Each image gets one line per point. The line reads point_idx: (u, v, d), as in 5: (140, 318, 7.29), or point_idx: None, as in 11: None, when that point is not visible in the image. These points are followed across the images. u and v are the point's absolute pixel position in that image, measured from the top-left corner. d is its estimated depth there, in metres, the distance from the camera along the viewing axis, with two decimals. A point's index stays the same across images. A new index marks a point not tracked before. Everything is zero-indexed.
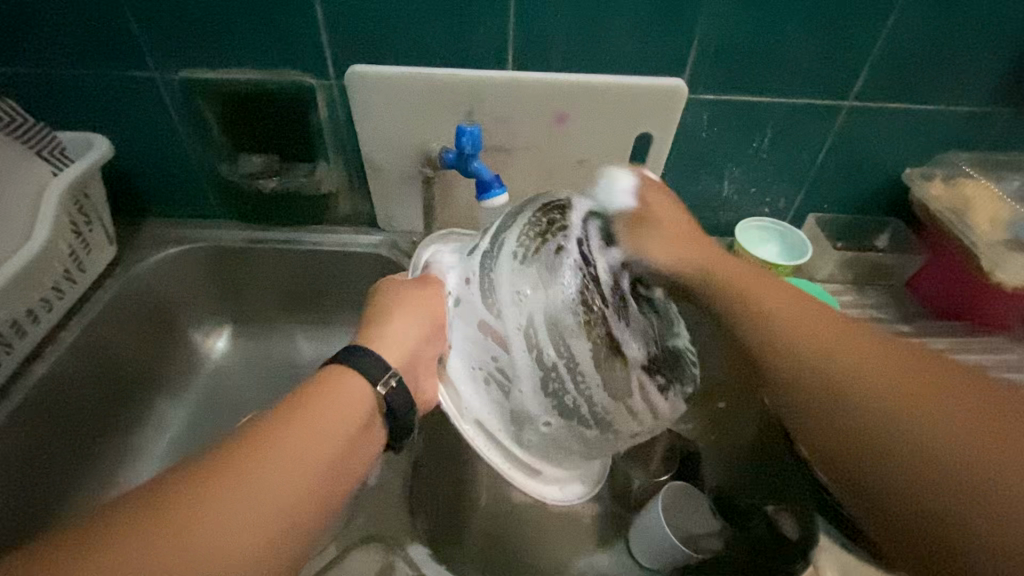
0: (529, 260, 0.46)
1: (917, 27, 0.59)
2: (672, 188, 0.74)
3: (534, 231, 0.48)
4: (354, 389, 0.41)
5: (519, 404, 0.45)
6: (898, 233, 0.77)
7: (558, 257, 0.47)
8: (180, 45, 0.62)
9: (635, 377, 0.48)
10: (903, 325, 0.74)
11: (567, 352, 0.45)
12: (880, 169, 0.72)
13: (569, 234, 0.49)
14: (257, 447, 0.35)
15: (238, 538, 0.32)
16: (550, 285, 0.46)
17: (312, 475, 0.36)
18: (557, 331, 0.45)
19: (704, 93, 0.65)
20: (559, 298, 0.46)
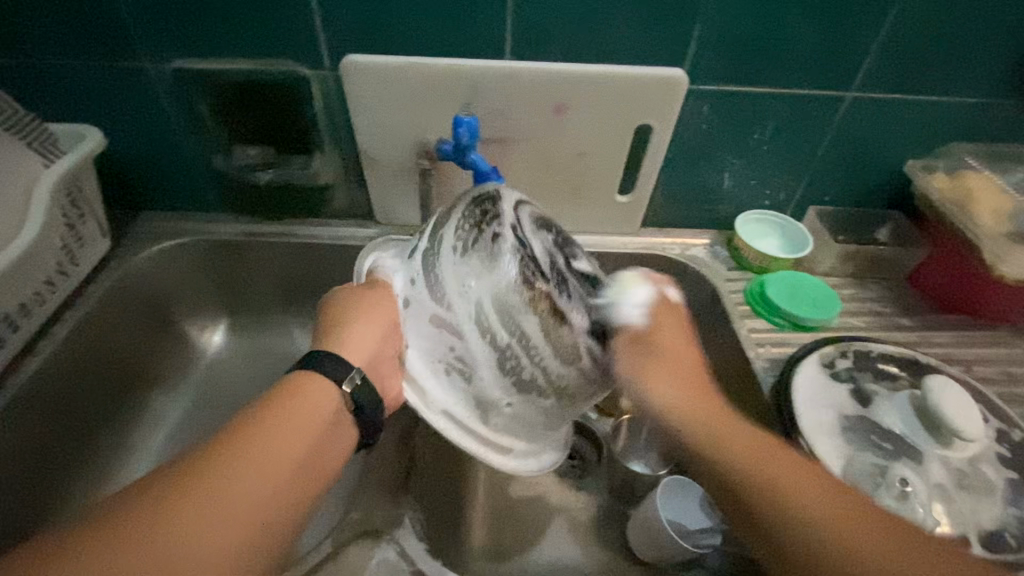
0: (467, 252, 0.46)
1: (922, 13, 0.57)
2: (670, 181, 0.73)
3: (468, 222, 0.48)
4: (322, 390, 0.42)
5: (481, 388, 0.45)
6: (900, 227, 0.74)
7: (495, 242, 0.46)
8: (174, 36, 0.62)
9: (583, 342, 0.47)
10: (904, 319, 0.70)
11: (517, 330, 0.45)
12: (879, 161, 0.70)
13: (501, 221, 0.48)
14: (240, 446, 0.37)
15: (223, 535, 0.33)
16: (490, 270, 0.45)
17: (290, 470, 0.38)
18: (506, 311, 0.45)
19: (704, 84, 0.63)
20: (500, 279, 0.45)
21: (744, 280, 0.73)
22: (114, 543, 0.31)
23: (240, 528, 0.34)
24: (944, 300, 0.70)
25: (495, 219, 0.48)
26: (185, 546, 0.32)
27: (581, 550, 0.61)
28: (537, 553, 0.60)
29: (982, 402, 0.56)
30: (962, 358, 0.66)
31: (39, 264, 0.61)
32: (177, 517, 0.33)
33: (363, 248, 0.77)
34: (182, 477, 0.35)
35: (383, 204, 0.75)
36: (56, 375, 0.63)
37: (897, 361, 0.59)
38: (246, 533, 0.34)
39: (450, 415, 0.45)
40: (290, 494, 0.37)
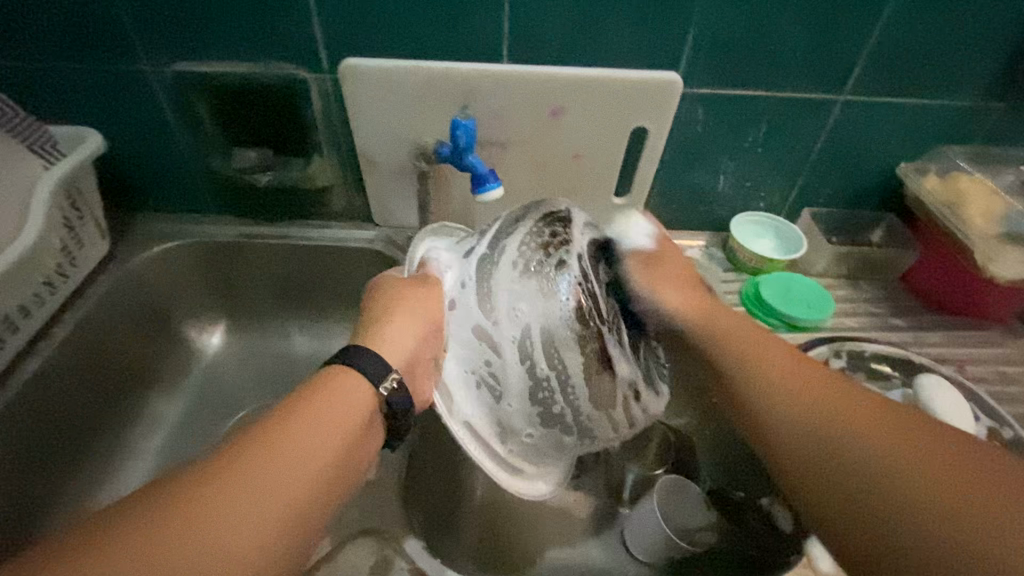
0: (529, 274, 0.46)
1: (912, 18, 0.58)
2: (666, 183, 0.73)
3: (535, 241, 0.47)
4: (355, 389, 0.42)
5: (508, 410, 0.46)
6: (893, 228, 0.75)
7: (559, 271, 0.46)
8: (174, 40, 0.62)
9: (621, 392, 0.48)
10: (898, 319, 0.70)
11: (559, 364, 0.45)
12: (872, 164, 0.71)
13: (570, 249, 0.48)
14: (274, 443, 0.36)
15: (255, 530, 0.33)
16: (549, 299, 0.45)
17: (325, 467, 0.37)
18: (551, 345, 0.45)
19: (698, 88, 0.64)
20: (558, 312, 0.45)
21: (739, 281, 0.73)
22: (148, 539, 0.30)
23: (274, 524, 0.34)
24: (936, 302, 0.71)
25: (564, 246, 0.48)
26: (220, 540, 0.32)
27: (577, 548, 0.61)
28: (534, 552, 0.61)
29: (974, 401, 0.56)
30: (953, 358, 0.66)
31: (38, 266, 0.61)
32: (209, 512, 0.32)
33: (360, 252, 0.77)
34: (213, 472, 0.34)
35: (381, 206, 0.75)
36: (55, 376, 0.64)
37: (890, 361, 0.60)
38: (279, 528, 0.34)
39: (472, 427, 0.46)
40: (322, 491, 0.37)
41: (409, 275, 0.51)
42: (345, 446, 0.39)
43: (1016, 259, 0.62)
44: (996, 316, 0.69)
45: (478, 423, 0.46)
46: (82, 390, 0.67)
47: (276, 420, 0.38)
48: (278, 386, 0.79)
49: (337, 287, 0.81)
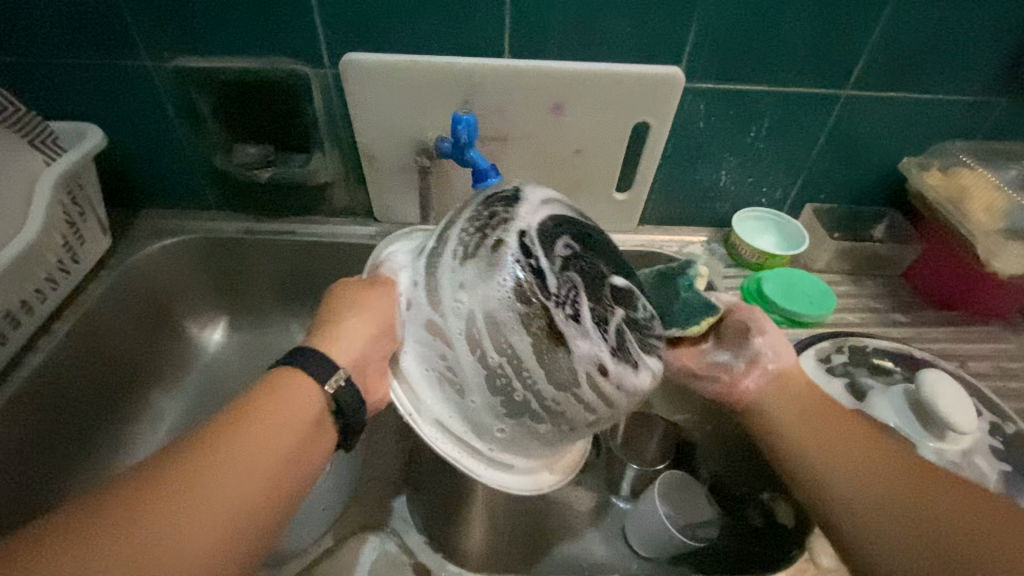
0: (466, 259, 0.45)
1: (915, 14, 0.58)
2: (667, 179, 0.73)
3: (476, 225, 0.46)
4: (305, 388, 0.42)
5: (473, 406, 0.45)
6: (895, 223, 0.75)
7: (497, 251, 0.44)
8: (174, 35, 0.62)
9: (583, 369, 0.44)
10: (899, 315, 0.70)
11: (506, 347, 0.43)
12: (875, 159, 0.71)
13: (510, 226, 0.46)
14: (220, 445, 0.37)
15: (193, 536, 0.33)
16: (488, 281, 0.44)
17: (269, 473, 0.38)
18: (496, 328, 0.43)
19: (700, 83, 0.64)
20: (499, 293, 0.43)
21: (740, 277, 0.73)
22: (88, 538, 0.31)
23: (210, 533, 0.34)
24: (940, 297, 0.71)
25: (507, 224, 0.46)
26: (157, 546, 0.32)
27: (578, 542, 0.62)
28: (535, 546, 0.61)
29: (977, 396, 0.56)
30: (956, 353, 0.66)
31: (39, 263, 0.61)
32: (148, 514, 0.33)
33: (361, 247, 0.77)
34: (158, 473, 0.35)
35: (383, 201, 0.75)
36: (56, 373, 0.64)
37: (892, 356, 0.60)
38: (218, 535, 0.34)
39: (440, 424, 0.45)
40: (264, 498, 0.37)
41: (367, 279, 0.51)
42: (293, 451, 0.40)
43: (1019, 254, 0.61)
44: (999, 312, 0.69)
45: (445, 420, 0.45)
46: (82, 387, 0.67)
47: (220, 424, 0.38)
48: None
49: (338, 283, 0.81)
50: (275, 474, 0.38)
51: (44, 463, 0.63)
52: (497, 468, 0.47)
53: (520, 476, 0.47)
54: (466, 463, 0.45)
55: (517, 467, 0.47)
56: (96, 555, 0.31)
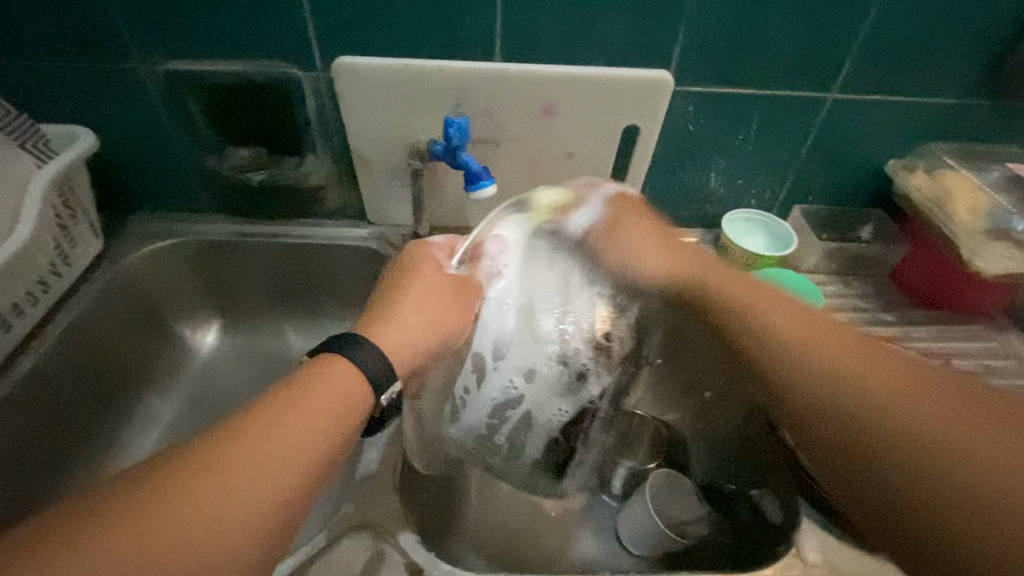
0: (555, 362, 0.48)
1: (897, 20, 0.59)
2: (657, 181, 0.74)
3: (586, 339, 0.49)
4: (350, 378, 0.42)
5: (455, 432, 0.51)
6: (882, 225, 0.76)
7: (580, 383, 0.50)
8: (168, 39, 0.62)
9: (553, 473, 0.55)
10: (886, 314, 0.71)
11: (517, 439, 0.51)
12: (861, 161, 0.72)
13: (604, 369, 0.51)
14: (258, 431, 0.36)
15: (225, 523, 0.33)
16: (551, 401, 0.49)
17: (304, 463, 0.37)
18: (520, 427, 0.50)
19: (688, 86, 0.65)
20: (549, 414, 0.50)
21: None
22: (120, 521, 0.31)
23: (246, 519, 0.33)
24: (925, 296, 0.72)
25: (605, 355, 0.50)
26: (192, 530, 0.32)
27: (571, 542, 0.62)
28: (528, 545, 0.61)
29: None
30: (942, 352, 0.67)
31: (30, 266, 0.61)
32: (184, 498, 0.33)
33: (354, 250, 0.77)
34: (195, 457, 0.34)
35: (374, 204, 0.76)
36: (50, 377, 0.64)
37: None
38: (251, 523, 0.34)
39: (421, 422, 0.51)
40: (299, 488, 0.36)
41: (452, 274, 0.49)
42: (328, 441, 0.39)
43: (1002, 255, 0.62)
44: (982, 310, 0.70)
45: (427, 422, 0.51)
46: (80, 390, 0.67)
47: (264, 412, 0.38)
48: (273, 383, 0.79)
49: (331, 286, 0.81)
50: (311, 464, 0.37)
51: (40, 464, 0.62)
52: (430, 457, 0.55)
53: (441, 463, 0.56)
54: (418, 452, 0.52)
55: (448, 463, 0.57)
56: (129, 538, 0.30)
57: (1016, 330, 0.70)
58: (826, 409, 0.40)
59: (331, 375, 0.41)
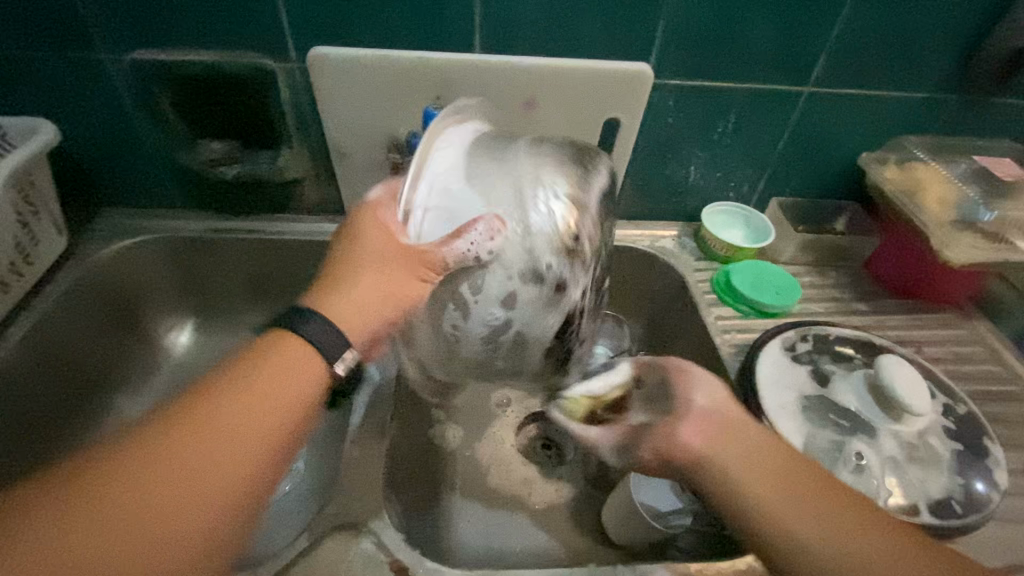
0: (531, 283, 0.44)
1: (871, 14, 0.60)
2: (638, 174, 0.74)
3: (561, 246, 0.44)
4: (308, 363, 0.40)
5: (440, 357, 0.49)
6: (856, 216, 0.78)
7: (563, 293, 0.45)
8: (134, 27, 0.60)
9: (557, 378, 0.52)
10: (861, 303, 0.72)
11: (517, 356, 0.48)
12: (836, 154, 0.73)
13: (584, 274, 0.46)
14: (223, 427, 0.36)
15: (189, 525, 0.33)
16: (543, 312, 0.45)
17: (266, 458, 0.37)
18: (518, 343, 0.46)
19: (667, 79, 0.65)
20: (542, 324, 0.46)
21: (710, 270, 0.75)
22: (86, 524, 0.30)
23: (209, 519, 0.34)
24: (896, 286, 0.73)
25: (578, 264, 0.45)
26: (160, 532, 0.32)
27: (556, 535, 0.62)
28: (514, 540, 0.61)
29: (932, 381, 0.58)
30: (913, 339, 0.68)
31: None
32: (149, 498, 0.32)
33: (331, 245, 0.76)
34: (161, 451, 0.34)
35: (351, 198, 0.74)
36: (15, 379, 0.61)
37: (851, 344, 0.61)
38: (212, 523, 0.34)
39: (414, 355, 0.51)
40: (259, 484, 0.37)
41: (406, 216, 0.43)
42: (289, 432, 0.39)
43: (969, 245, 0.63)
44: (951, 299, 0.72)
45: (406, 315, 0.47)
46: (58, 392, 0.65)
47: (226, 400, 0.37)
48: None
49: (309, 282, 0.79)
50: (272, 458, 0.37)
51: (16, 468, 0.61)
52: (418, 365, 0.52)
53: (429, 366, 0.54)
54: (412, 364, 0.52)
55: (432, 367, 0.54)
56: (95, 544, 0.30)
57: (984, 317, 0.72)
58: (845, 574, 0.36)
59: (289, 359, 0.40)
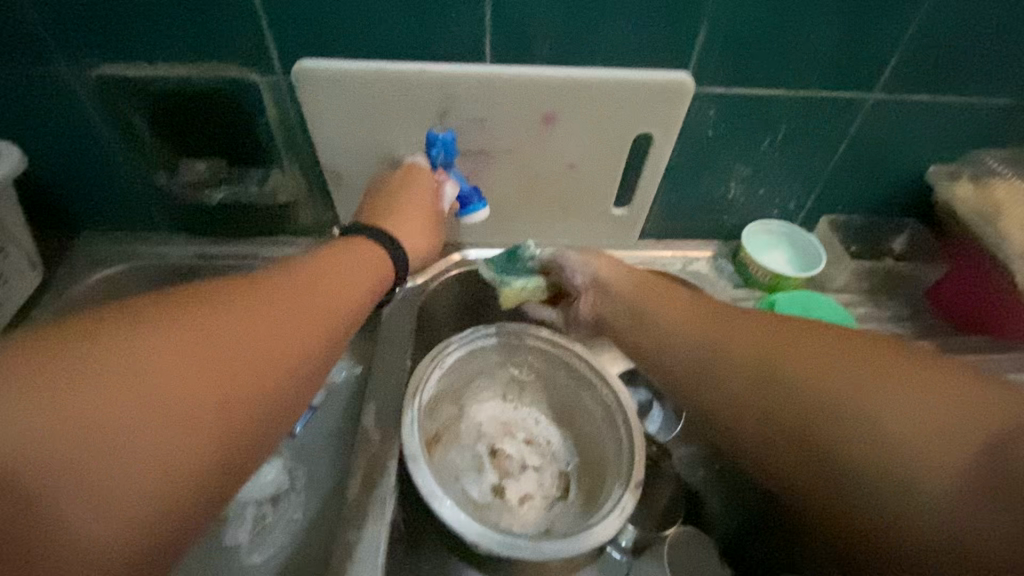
0: (544, 501, 0.63)
1: (955, 10, 0.51)
2: (670, 192, 0.66)
3: (555, 473, 0.65)
4: (372, 258, 0.47)
5: (426, 393, 0.58)
6: (916, 236, 0.69)
7: (534, 474, 0.65)
8: (95, 38, 0.52)
9: (484, 450, 0.65)
10: (923, 342, 0.65)
11: (497, 465, 0.64)
12: (900, 168, 0.64)
13: (557, 461, 0.66)
14: (236, 319, 0.36)
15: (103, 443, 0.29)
16: (524, 510, 0.62)
17: (237, 378, 0.34)
18: (497, 464, 0.64)
19: (710, 86, 0.55)
20: (527, 516, 0.61)
21: (752, 300, 0.68)
22: (97, 338, 0.31)
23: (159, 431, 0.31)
24: (968, 322, 0.66)
25: (570, 475, 0.65)
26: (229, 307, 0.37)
27: None
28: None
29: None
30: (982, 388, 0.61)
31: None
32: (108, 354, 0.31)
33: None
34: (174, 305, 0.35)
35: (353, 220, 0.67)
36: None
37: None
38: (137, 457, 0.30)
39: (416, 399, 0.56)
40: (214, 433, 0.33)
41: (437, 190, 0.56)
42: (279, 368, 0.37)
43: None
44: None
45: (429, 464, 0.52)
46: None
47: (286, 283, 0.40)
48: None
49: None
50: (231, 386, 0.34)
51: None
52: (413, 402, 0.55)
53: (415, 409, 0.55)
54: (408, 416, 0.54)
55: (423, 392, 0.57)
56: (68, 374, 0.29)
57: None
58: (931, 466, 0.36)
59: (354, 257, 0.46)
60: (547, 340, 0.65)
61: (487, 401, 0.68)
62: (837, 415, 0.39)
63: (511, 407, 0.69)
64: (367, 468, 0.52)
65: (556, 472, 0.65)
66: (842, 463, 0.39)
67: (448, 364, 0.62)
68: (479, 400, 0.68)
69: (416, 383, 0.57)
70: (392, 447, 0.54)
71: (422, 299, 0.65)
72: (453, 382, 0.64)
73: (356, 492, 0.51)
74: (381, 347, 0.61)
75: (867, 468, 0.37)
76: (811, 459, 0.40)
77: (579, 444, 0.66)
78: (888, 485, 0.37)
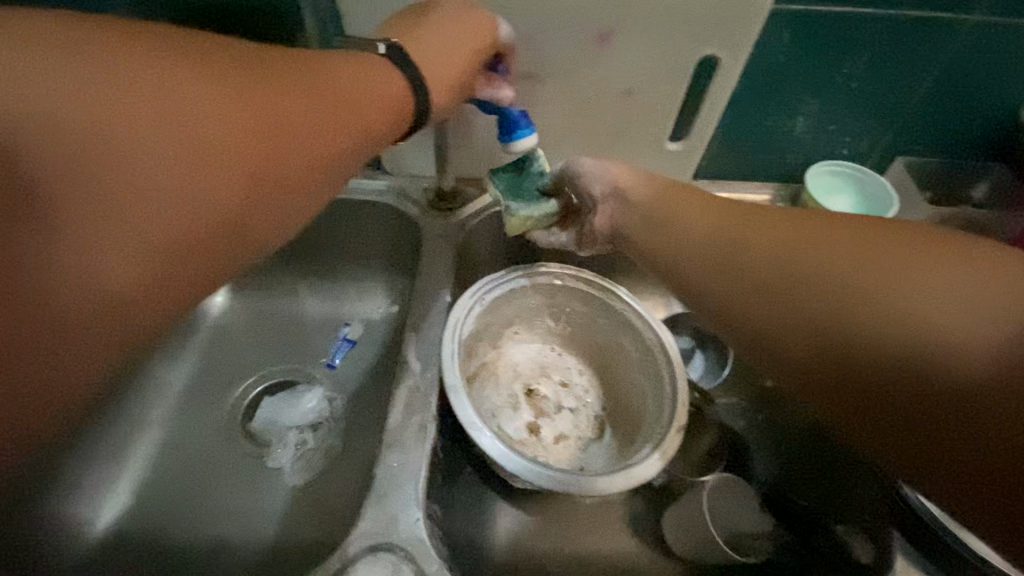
0: (578, 442, 0.62)
1: None
2: (730, 126, 0.61)
3: (590, 416, 0.64)
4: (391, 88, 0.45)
5: (465, 329, 0.57)
6: (1001, 183, 0.63)
7: (570, 415, 0.64)
8: None
9: (520, 389, 0.65)
10: None
11: (534, 403, 0.64)
12: (993, 103, 0.57)
13: (592, 404, 0.65)
14: (174, 150, 0.34)
15: (46, 279, 0.29)
16: (559, 449, 0.61)
17: (193, 208, 0.34)
18: (534, 402, 0.64)
19: (789, 2, 0.50)
20: (562, 455, 0.61)
21: None
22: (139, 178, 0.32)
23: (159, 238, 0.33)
24: None
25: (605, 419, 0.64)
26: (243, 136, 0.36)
27: (608, 536, 0.57)
28: (567, 537, 0.57)
29: None
30: None
31: None
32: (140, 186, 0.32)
33: (367, 204, 0.66)
34: (155, 122, 0.33)
35: (392, 150, 0.66)
36: None
37: None
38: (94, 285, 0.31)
39: (456, 333, 0.55)
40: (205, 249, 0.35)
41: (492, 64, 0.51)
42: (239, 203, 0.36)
43: None
44: None
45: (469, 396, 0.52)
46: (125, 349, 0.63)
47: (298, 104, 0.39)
48: (288, 353, 0.71)
49: (344, 246, 0.70)
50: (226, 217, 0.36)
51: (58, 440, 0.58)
52: (450, 335, 0.55)
53: (451, 340, 0.54)
54: (448, 353, 0.53)
55: (462, 326, 0.56)
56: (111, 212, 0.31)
57: None
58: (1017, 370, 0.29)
59: (370, 80, 0.44)
60: (587, 280, 0.63)
61: (526, 340, 0.67)
62: (873, 325, 0.33)
63: (548, 346, 0.68)
64: (408, 397, 0.52)
65: (590, 414, 0.65)
66: (871, 374, 0.33)
67: (488, 302, 0.60)
68: (517, 342, 0.67)
69: (456, 318, 0.56)
70: (433, 378, 0.53)
71: (462, 233, 0.64)
72: (492, 320, 0.63)
73: (397, 420, 0.50)
74: (419, 281, 0.60)
75: (904, 375, 0.31)
76: (862, 390, 0.33)
77: (615, 388, 0.65)
78: (940, 398, 0.30)
